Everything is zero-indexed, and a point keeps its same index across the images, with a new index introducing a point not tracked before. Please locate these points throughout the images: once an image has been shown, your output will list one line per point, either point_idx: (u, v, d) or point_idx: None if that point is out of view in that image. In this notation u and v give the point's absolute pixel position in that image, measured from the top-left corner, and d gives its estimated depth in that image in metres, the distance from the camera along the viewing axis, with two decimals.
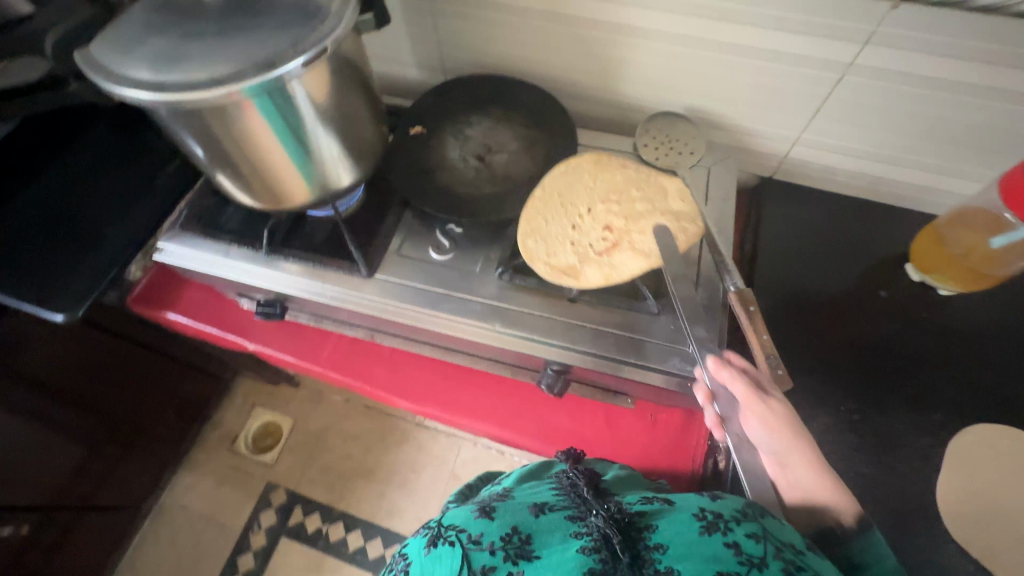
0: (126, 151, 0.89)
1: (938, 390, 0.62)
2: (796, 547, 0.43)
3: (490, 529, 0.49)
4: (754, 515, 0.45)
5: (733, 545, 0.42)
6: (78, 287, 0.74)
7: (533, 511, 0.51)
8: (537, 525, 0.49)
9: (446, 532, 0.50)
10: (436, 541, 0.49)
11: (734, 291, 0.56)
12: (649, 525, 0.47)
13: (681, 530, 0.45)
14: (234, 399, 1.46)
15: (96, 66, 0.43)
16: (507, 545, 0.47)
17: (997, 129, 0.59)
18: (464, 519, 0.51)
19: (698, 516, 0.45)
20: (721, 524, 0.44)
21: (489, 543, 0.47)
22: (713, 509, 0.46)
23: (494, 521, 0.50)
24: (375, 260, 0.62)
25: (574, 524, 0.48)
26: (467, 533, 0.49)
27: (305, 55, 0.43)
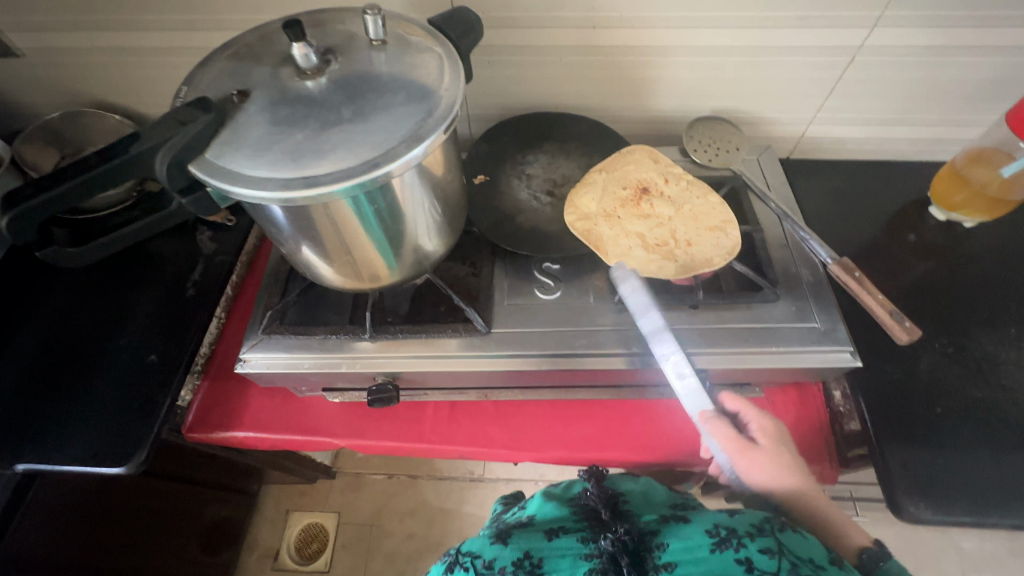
0: (132, 265, 0.79)
1: (1003, 308, 0.69)
2: (814, 562, 0.48)
3: (503, 554, 0.53)
4: (770, 530, 0.50)
5: (745, 560, 0.47)
6: (135, 430, 0.65)
7: (548, 536, 0.55)
8: (548, 550, 0.54)
9: (463, 558, 0.55)
10: (453, 567, 0.54)
11: (833, 263, 0.60)
12: (660, 543, 0.53)
13: (692, 546, 0.51)
14: (264, 512, 1.32)
15: (222, 174, 0.39)
16: (518, 569, 0.51)
17: (983, 79, 0.70)
18: (479, 544, 0.55)
19: (712, 534, 0.51)
20: (734, 539, 0.50)
21: (501, 569, 0.52)
22: (729, 526, 0.51)
23: (509, 545, 0.54)
24: (489, 316, 0.61)
25: (584, 545, 0.54)
26: (482, 559, 0.53)
27: (444, 122, 0.42)
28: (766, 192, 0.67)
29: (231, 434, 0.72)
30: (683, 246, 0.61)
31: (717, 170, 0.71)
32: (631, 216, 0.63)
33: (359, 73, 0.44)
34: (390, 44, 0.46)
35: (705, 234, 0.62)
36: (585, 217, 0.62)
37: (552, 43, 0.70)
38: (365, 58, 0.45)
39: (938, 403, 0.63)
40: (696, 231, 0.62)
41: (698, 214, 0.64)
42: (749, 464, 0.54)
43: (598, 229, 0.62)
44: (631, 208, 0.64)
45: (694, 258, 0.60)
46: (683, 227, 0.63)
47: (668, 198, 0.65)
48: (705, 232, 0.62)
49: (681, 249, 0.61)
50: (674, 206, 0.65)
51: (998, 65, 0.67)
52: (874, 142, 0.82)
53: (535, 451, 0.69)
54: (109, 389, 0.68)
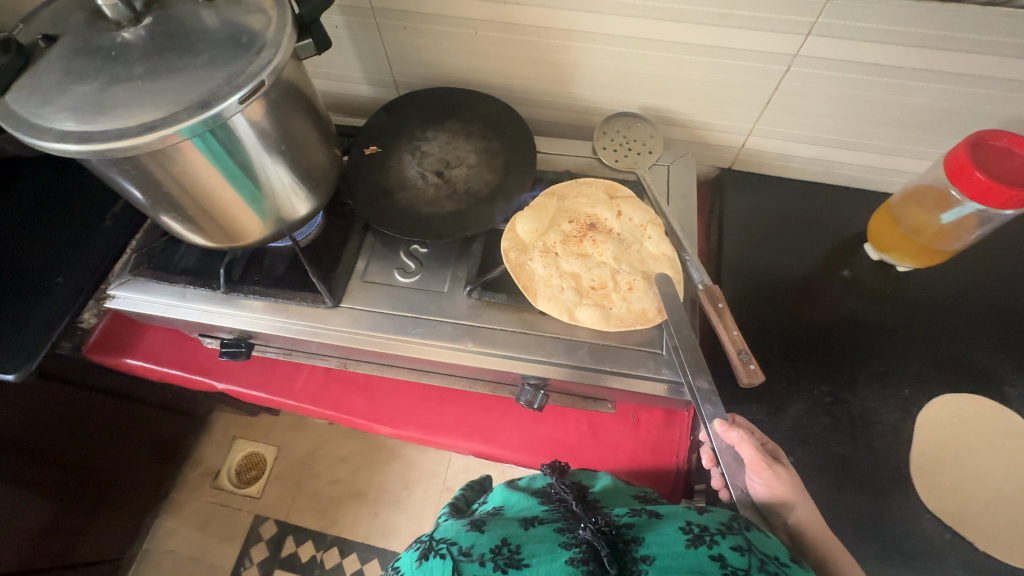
0: (64, 189, 0.82)
1: (904, 365, 0.64)
2: (781, 560, 0.46)
3: (480, 543, 0.48)
4: (739, 528, 0.48)
5: (720, 558, 0.44)
6: (25, 344, 0.69)
7: (524, 525, 0.52)
8: (526, 538, 0.49)
9: (438, 545, 0.49)
10: (426, 554, 0.48)
11: (704, 289, 0.57)
12: (637, 538, 0.49)
13: (668, 542, 0.47)
14: (213, 434, 1.42)
15: (14, 119, 0.40)
16: (497, 556, 0.46)
17: (938, 109, 0.62)
18: (454, 532, 0.51)
19: (686, 530, 0.48)
20: (708, 537, 0.46)
21: (479, 554, 0.47)
22: (701, 524, 0.49)
23: (485, 533, 0.50)
24: (340, 289, 0.61)
25: (562, 535, 0.50)
26: (458, 545, 0.48)
27: (242, 90, 0.41)
28: (661, 204, 0.64)
29: (125, 361, 0.77)
30: (622, 292, 0.57)
31: (621, 173, 0.69)
32: (570, 253, 0.60)
33: (170, 28, 0.43)
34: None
35: (641, 283, 0.57)
36: (522, 248, 0.59)
37: (465, 15, 0.66)
38: (187, 12, 0.44)
39: (793, 453, 0.60)
40: (638, 282, 0.57)
41: (646, 258, 0.59)
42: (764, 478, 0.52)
43: (531, 265, 0.59)
44: (571, 247, 0.60)
45: (630, 313, 0.56)
46: (626, 269, 0.58)
47: (615, 234, 0.61)
48: (649, 281, 0.57)
49: (620, 301, 0.56)
50: (620, 244, 0.60)
51: (952, 94, 0.60)
52: (820, 163, 0.75)
53: (393, 426, 0.71)
54: (11, 301, 0.72)
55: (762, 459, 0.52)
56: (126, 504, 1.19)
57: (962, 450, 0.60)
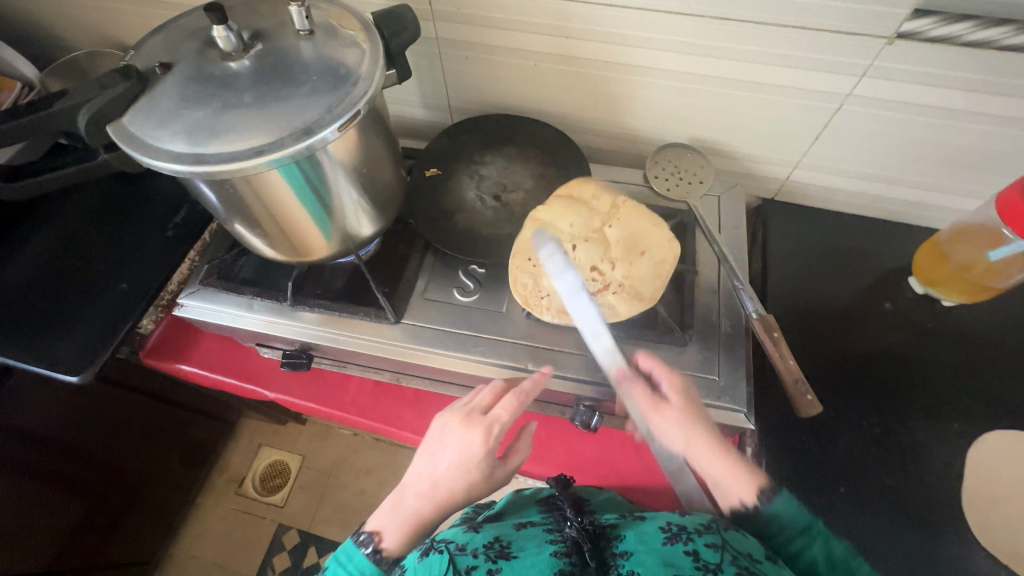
0: (130, 199, 0.86)
1: (954, 400, 0.64)
2: (754, 557, 0.46)
3: (475, 540, 0.53)
4: (716, 528, 0.48)
5: (693, 553, 0.46)
6: (92, 346, 0.71)
7: (516, 526, 0.57)
8: (518, 536, 0.54)
9: (437, 544, 0.52)
10: (428, 551, 0.51)
11: (757, 318, 0.58)
12: (618, 536, 0.53)
13: (644, 542, 0.50)
14: (239, 440, 1.43)
15: (130, 140, 0.43)
16: (489, 549, 0.51)
17: (987, 150, 0.63)
18: (452, 533, 0.55)
19: (665, 529, 0.50)
20: (684, 535, 0.48)
21: (473, 548, 0.51)
22: (680, 524, 0.50)
23: (480, 532, 0.54)
24: (402, 305, 0.63)
25: (550, 534, 0.55)
26: (455, 543, 0.52)
27: (340, 119, 0.44)
28: (713, 233, 0.65)
29: (178, 366, 0.79)
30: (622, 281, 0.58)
31: (673, 202, 0.70)
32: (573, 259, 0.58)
33: (277, 60, 0.46)
34: (318, 34, 0.48)
35: (644, 288, 0.58)
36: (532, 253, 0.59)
37: (527, 47, 0.69)
38: (290, 45, 0.47)
39: (842, 484, 0.60)
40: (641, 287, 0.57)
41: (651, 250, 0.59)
42: (660, 422, 0.51)
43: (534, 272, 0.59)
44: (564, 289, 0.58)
45: (650, 238, 0.59)
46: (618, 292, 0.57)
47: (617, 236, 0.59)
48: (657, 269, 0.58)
49: (633, 232, 0.59)
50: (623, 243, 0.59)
51: (1003, 135, 0.61)
52: (865, 197, 0.77)
53: None
54: (79, 305, 0.74)
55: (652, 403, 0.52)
56: (154, 507, 1.20)
57: (1014, 488, 0.60)
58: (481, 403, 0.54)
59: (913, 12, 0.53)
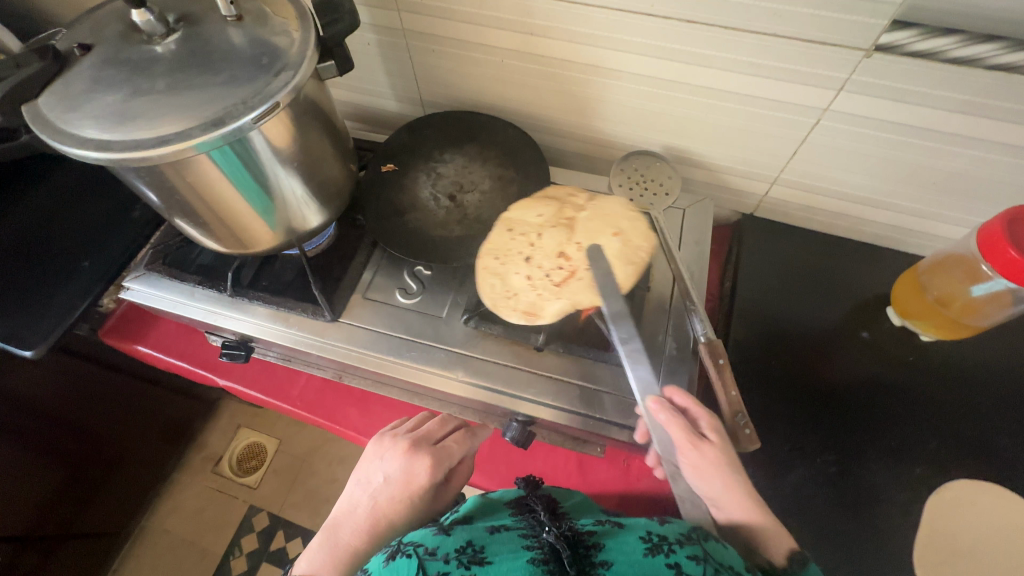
0: (100, 178, 0.86)
1: (919, 443, 0.60)
2: (735, 570, 0.45)
3: (446, 543, 0.47)
4: (697, 539, 0.47)
5: (676, 566, 0.44)
6: (46, 323, 0.71)
7: (490, 530, 0.50)
8: (491, 541, 0.48)
9: (405, 547, 0.46)
10: (394, 555, 0.45)
11: (704, 341, 0.55)
12: (597, 543, 0.48)
13: (626, 550, 0.47)
14: (219, 420, 1.45)
15: (42, 122, 0.42)
16: (461, 554, 0.46)
17: (977, 177, 0.59)
18: (421, 535, 0.48)
19: (646, 539, 0.48)
20: (667, 547, 0.46)
21: (444, 553, 0.45)
22: (660, 534, 0.48)
23: (452, 535, 0.48)
24: (341, 303, 0.62)
25: (525, 539, 0.49)
26: (424, 547, 0.46)
27: (256, 111, 0.42)
28: (671, 249, 0.61)
29: (136, 348, 0.79)
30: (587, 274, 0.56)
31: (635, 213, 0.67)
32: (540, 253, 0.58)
33: (198, 46, 0.44)
34: (247, 20, 0.47)
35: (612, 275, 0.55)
36: (501, 252, 0.59)
37: (492, 43, 0.67)
38: (215, 30, 0.46)
39: (786, 523, 0.57)
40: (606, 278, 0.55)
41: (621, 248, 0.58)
42: (693, 459, 0.49)
43: (503, 267, 0.58)
44: (534, 287, 0.57)
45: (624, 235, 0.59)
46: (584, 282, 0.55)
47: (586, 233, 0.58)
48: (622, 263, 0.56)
49: (600, 228, 0.59)
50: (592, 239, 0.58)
51: (993, 162, 0.56)
52: (847, 219, 0.72)
53: None
54: (38, 281, 0.75)
55: (687, 441, 0.49)
56: (129, 480, 1.22)
57: (973, 543, 0.56)
58: (432, 438, 0.57)
59: (893, 23, 0.48)
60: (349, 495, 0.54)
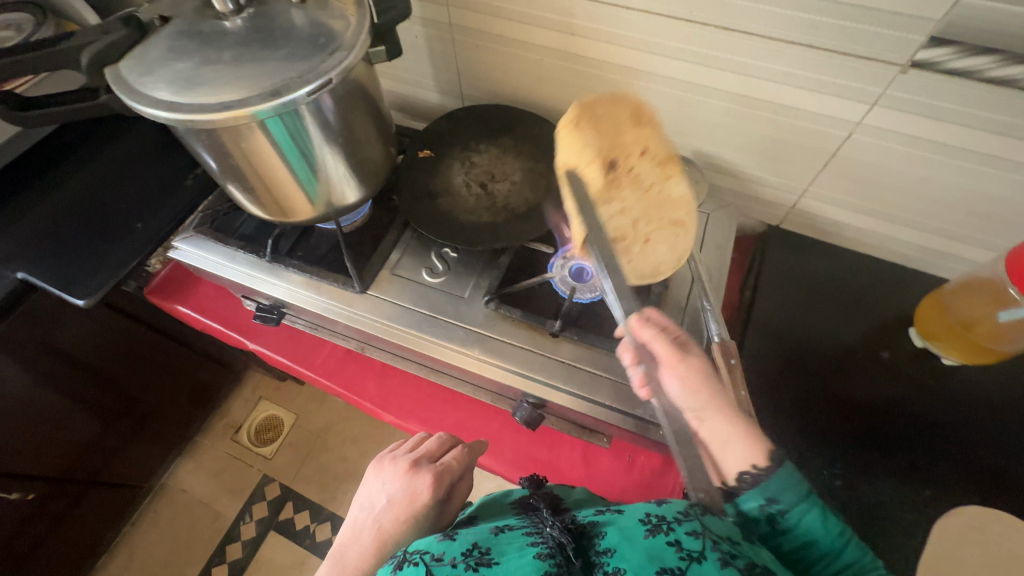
0: (159, 147, 0.92)
1: (931, 465, 0.59)
2: (734, 540, 0.42)
3: (451, 548, 0.46)
4: (695, 514, 0.44)
5: (675, 543, 0.41)
6: (99, 276, 0.77)
7: (494, 531, 0.50)
8: (497, 540, 0.48)
9: (412, 556, 0.46)
10: (400, 565, 0.45)
11: (717, 341, 0.56)
12: (598, 532, 0.47)
13: (627, 535, 0.44)
14: (243, 390, 1.51)
15: (121, 82, 0.47)
16: (468, 557, 0.44)
17: (1011, 202, 0.58)
18: (427, 542, 0.48)
19: (644, 521, 0.45)
20: (665, 524, 0.43)
21: (450, 558, 0.45)
22: (658, 513, 0.45)
23: (458, 537, 0.47)
24: (370, 277, 0.65)
25: (530, 536, 0.48)
26: (430, 554, 0.45)
27: (310, 85, 0.46)
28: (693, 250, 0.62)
29: (176, 307, 0.84)
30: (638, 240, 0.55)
31: None
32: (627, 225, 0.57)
33: (263, 24, 0.48)
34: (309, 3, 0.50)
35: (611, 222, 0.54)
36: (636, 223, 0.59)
37: (534, 40, 0.69)
38: (280, 10, 0.49)
39: None
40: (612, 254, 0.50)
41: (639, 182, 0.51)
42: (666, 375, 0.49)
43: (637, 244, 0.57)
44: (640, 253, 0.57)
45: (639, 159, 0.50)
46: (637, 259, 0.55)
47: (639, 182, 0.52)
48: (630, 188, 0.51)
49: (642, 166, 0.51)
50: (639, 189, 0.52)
51: None
52: (875, 236, 0.72)
53: (395, 415, 0.74)
54: (97, 237, 0.80)
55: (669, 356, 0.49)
56: (155, 438, 1.28)
57: None
58: (433, 460, 0.60)
59: (929, 40, 0.49)
60: (355, 521, 0.57)
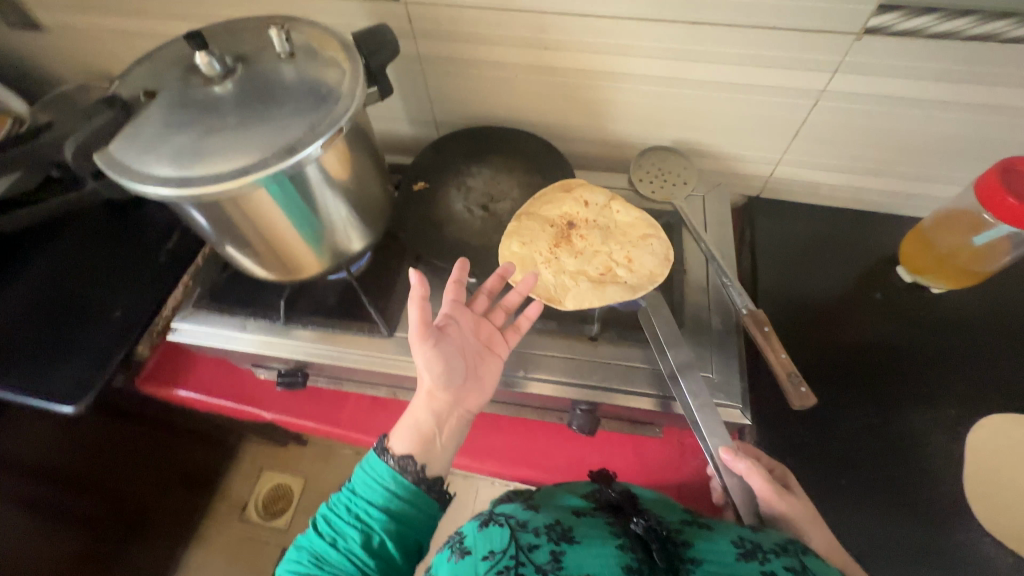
0: (121, 227, 0.85)
1: (949, 386, 0.64)
2: None
3: (536, 519, 0.51)
4: (796, 551, 0.46)
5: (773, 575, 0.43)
6: (86, 376, 0.70)
7: (575, 511, 0.53)
8: (579, 520, 0.51)
9: (498, 518, 0.51)
10: (488, 523, 0.51)
11: (746, 313, 0.59)
12: (685, 542, 0.49)
13: (718, 552, 0.47)
14: (241, 465, 1.42)
15: (117, 166, 0.44)
16: (550, 531, 0.48)
17: (963, 139, 0.65)
18: (511, 509, 0.53)
19: (738, 544, 0.47)
20: (761, 554, 0.46)
21: (535, 527, 0.49)
22: (754, 540, 0.48)
23: (541, 513, 0.52)
24: (395, 318, 0.64)
25: (610, 524, 0.51)
26: (515, 519, 0.50)
27: (324, 136, 0.45)
28: (700, 232, 0.66)
29: (176, 392, 0.79)
30: (621, 264, 0.61)
31: (659, 204, 0.71)
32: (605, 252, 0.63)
33: (259, 83, 0.47)
34: (299, 56, 0.49)
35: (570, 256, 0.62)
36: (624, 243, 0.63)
37: (506, 60, 0.71)
38: (272, 67, 0.48)
39: (844, 475, 0.60)
40: (596, 296, 0.58)
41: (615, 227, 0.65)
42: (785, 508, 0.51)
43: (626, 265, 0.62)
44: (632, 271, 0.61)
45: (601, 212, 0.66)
46: (629, 278, 0.60)
47: (594, 223, 0.65)
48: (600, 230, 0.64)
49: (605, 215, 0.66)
50: (604, 230, 0.64)
51: (977, 124, 0.62)
52: (848, 189, 0.78)
53: None
54: (73, 335, 0.73)
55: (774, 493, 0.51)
56: (158, 537, 1.18)
57: (1016, 473, 0.59)
58: (488, 286, 0.58)
59: (879, 8, 0.54)
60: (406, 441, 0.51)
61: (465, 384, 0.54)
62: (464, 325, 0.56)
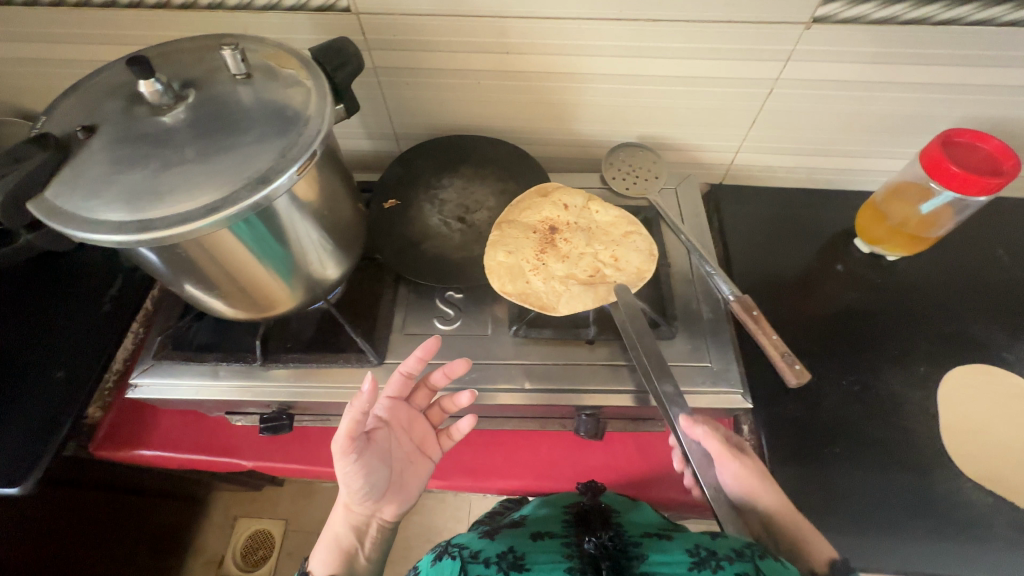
0: (50, 276, 0.76)
1: (915, 346, 0.69)
2: None
3: (489, 548, 0.56)
4: (750, 555, 0.48)
5: None
6: (30, 449, 0.62)
7: (534, 537, 0.59)
8: (534, 547, 0.57)
9: (452, 548, 0.56)
10: (441, 554, 0.56)
11: (734, 300, 0.60)
12: (638, 555, 0.56)
13: (669, 562, 0.52)
14: (212, 518, 1.31)
15: (58, 214, 0.39)
16: (502, 560, 0.54)
17: (903, 116, 0.70)
18: (467, 539, 0.59)
19: (692, 554, 0.51)
20: (712, 561, 0.49)
21: (486, 558, 0.54)
22: (709, 547, 0.51)
23: (495, 542, 0.57)
24: (383, 344, 0.61)
25: (566, 547, 0.58)
26: (468, 550, 0.56)
27: (297, 162, 0.41)
28: (678, 224, 0.67)
29: (138, 452, 0.71)
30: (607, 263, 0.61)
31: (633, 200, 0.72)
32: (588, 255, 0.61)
33: (215, 108, 0.43)
34: (256, 77, 0.46)
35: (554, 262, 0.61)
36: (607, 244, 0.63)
37: (467, 67, 0.69)
38: (227, 90, 0.44)
39: (837, 443, 0.62)
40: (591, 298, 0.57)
41: (595, 227, 0.64)
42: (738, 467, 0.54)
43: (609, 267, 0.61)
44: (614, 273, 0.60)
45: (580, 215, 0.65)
46: (619, 276, 0.59)
47: (576, 226, 0.64)
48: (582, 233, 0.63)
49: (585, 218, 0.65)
50: (587, 232, 0.64)
51: (915, 100, 0.67)
52: (802, 170, 0.82)
53: (440, 478, 0.68)
54: (7, 404, 0.64)
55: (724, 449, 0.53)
56: None
57: (983, 418, 0.64)
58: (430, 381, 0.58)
59: None
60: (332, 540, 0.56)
61: (387, 493, 0.56)
62: (396, 430, 0.57)
